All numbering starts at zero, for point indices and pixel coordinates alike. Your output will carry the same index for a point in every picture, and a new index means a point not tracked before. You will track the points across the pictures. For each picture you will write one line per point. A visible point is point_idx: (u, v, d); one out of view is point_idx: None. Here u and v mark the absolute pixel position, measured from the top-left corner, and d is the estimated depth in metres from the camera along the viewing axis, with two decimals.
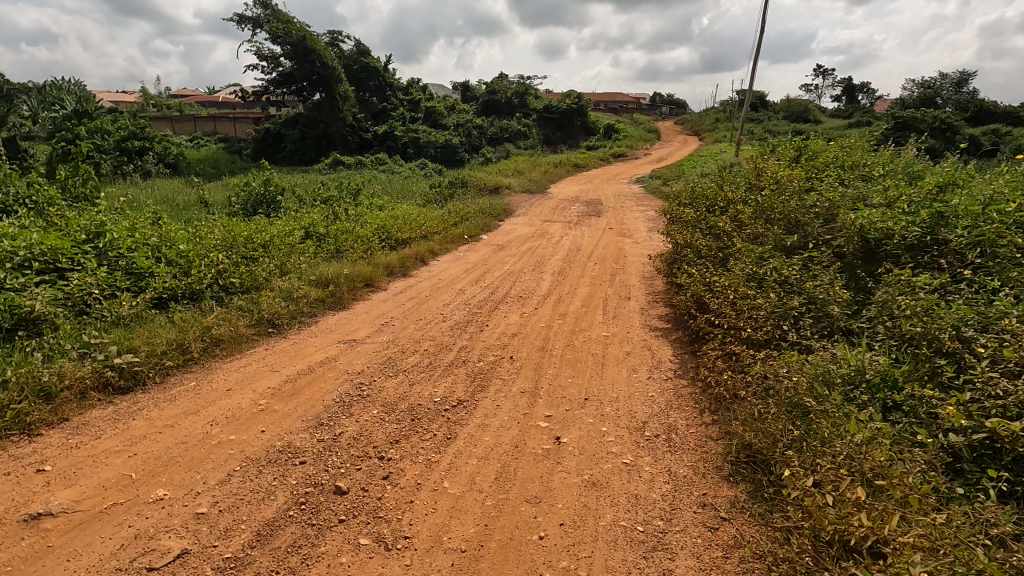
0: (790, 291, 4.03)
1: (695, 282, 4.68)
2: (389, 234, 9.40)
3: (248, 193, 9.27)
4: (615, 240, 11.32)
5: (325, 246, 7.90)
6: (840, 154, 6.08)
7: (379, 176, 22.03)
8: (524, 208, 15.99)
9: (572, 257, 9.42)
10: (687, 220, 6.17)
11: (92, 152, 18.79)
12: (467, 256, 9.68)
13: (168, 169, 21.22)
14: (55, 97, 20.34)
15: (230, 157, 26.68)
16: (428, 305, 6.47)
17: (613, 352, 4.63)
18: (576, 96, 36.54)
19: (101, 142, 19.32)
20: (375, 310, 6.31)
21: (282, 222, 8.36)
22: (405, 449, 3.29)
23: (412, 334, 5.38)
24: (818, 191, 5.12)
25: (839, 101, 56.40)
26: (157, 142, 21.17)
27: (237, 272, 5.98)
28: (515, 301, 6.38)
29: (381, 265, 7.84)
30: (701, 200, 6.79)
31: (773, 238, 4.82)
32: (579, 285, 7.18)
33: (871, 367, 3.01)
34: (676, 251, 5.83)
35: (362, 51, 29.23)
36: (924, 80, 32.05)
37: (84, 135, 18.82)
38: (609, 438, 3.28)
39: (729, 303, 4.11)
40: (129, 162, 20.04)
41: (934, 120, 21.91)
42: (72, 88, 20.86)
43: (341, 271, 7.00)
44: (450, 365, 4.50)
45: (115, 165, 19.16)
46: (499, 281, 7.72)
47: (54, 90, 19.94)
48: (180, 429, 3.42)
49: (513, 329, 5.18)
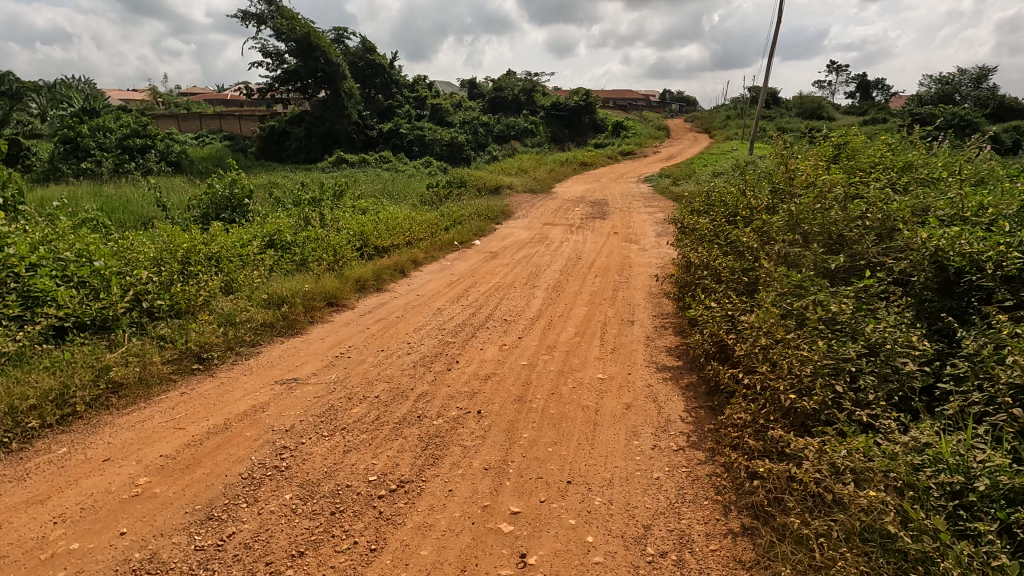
0: (843, 336, 3.06)
1: (714, 317, 3.68)
2: (368, 241, 8.50)
3: (212, 197, 8.35)
4: (619, 246, 10.32)
5: (289, 257, 7.01)
6: (887, 151, 5.06)
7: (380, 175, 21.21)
8: (523, 210, 15.02)
9: (571, 267, 8.45)
10: (702, 232, 5.17)
11: (92, 150, 18.06)
12: (455, 266, 8.75)
13: (170, 168, 20.47)
14: (63, 95, 20.65)
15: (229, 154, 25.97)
16: (396, 331, 5.53)
17: (609, 405, 3.64)
18: (584, 93, 35.52)
19: (102, 139, 18.63)
20: (334, 336, 5.40)
21: (243, 230, 7.43)
22: (309, 569, 2.35)
23: (368, 371, 4.45)
24: (868, 198, 4.11)
25: (852, 98, 54.96)
26: (159, 139, 20.45)
27: (168, 293, 5.08)
28: (498, 326, 5.42)
29: (353, 278, 6.94)
30: (717, 207, 5.78)
31: (814, 259, 3.83)
32: (575, 304, 6.22)
33: (985, 473, 2.02)
34: (689, 270, 4.83)
35: (368, 48, 28.28)
36: (942, 76, 30.71)
37: (86, 133, 18.14)
38: (595, 559, 2.32)
39: (761, 352, 3.12)
40: (131, 160, 19.19)
41: (954, 117, 20.77)
42: (79, 87, 21.18)
43: (299, 287, 6.10)
44: (400, 421, 3.55)
45: (116, 164, 18.40)
46: (484, 298, 6.79)
47: (64, 90, 20.61)
48: (6, 534, 2.52)
49: (488, 368, 4.23)
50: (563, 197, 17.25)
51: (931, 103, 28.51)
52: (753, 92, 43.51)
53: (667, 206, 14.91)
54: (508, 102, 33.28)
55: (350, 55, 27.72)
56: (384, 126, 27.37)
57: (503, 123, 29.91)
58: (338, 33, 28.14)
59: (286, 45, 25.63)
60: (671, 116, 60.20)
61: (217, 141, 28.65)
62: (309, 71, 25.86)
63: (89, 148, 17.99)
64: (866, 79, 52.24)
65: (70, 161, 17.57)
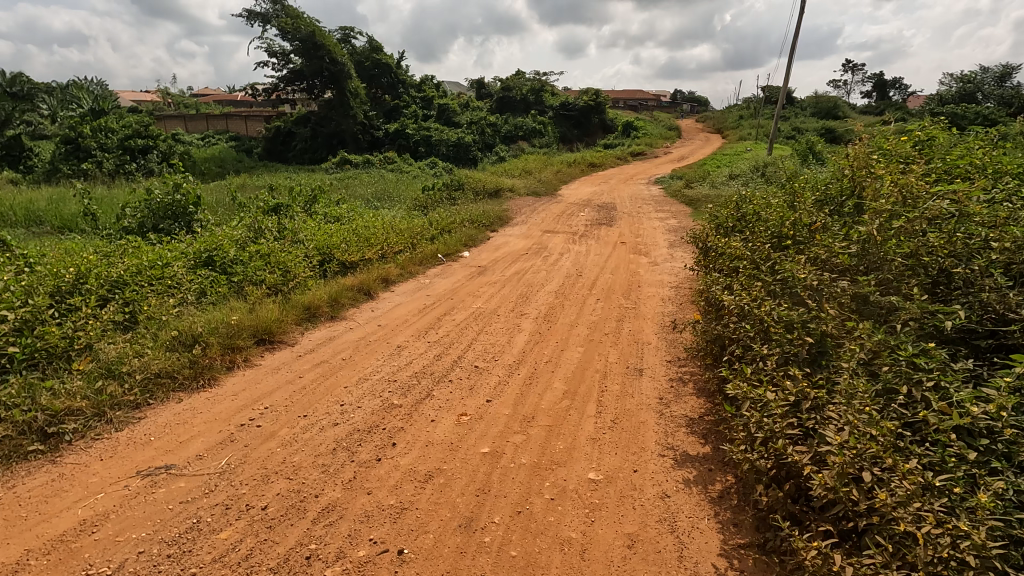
0: (1005, 473, 1.78)
1: (766, 405, 2.39)
2: (332, 255, 7.30)
3: (151, 204, 7.12)
4: (626, 259, 9.01)
5: (228, 281, 5.83)
6: (987, 149, 3.74)
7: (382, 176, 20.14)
8: (523, 215, 13.72)
9: (569, 287, 7.18)
10: (735, 259, 3.86)
11: (93, 151, 17.22)
12: (433, 284, 7.52)
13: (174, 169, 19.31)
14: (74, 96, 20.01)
15: (233, 154, 25.08)
16: (334, 382, 4.26)
17: (602, 540, 2.38)
18: (594, 92, 34.17)
19: (103, 140, 17.65)
20: (253, 389, 4.16)
21: (175, 248, 6.22)
22: None
23: (272, 456, 3.20)
24: (986, 219, 2.82)
25: (868, 98, 53.18)
26: (162, 139, 19.32)
27: (29, 337, 3.91)
28: (465, 377, 4.17)
29: (302, 304, 5.75)
30: (752, 222, 4.47)
31: (917, 313, 2.52)
32: (569, 342, 4.97)
33: None
34: (716, 312, 3.55)
35: (375, 47, 27.09)
36: (963, 74, 28.93)
37: (87, 133, 17.27)
38: None
39: (860, 493, 1.83)
40: (134, 161, 18.09)
41: (979, 117, 19.27)
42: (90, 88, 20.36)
43: (224, 320, 4.88)
44: (280, 566, 2.30)
45: (118, 165, 17.44)
46: (459, 329, 5.55)
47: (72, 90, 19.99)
48: None
49: (433, 458, 2.97)
50: (568, 200, 15.98)
51: (955, 102, 26.76)
52: (767, 91, 41.82)
53: (680, 211, 13.56)
54: (517, 102, 31.98)
55: (357, 55, 26.63)
56: (390, 125, 26.15)
57: (510, 123, 28.76)
58: (344, 33, 26.95)
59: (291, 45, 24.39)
60: (682, 116, 58.70)
61: (220, 142, 27.67)
62: (314, 71, 24.59)
63: (90, 148, 17.14)
64: (883, 78, 50.19)
65: (66, 162, 16.68)
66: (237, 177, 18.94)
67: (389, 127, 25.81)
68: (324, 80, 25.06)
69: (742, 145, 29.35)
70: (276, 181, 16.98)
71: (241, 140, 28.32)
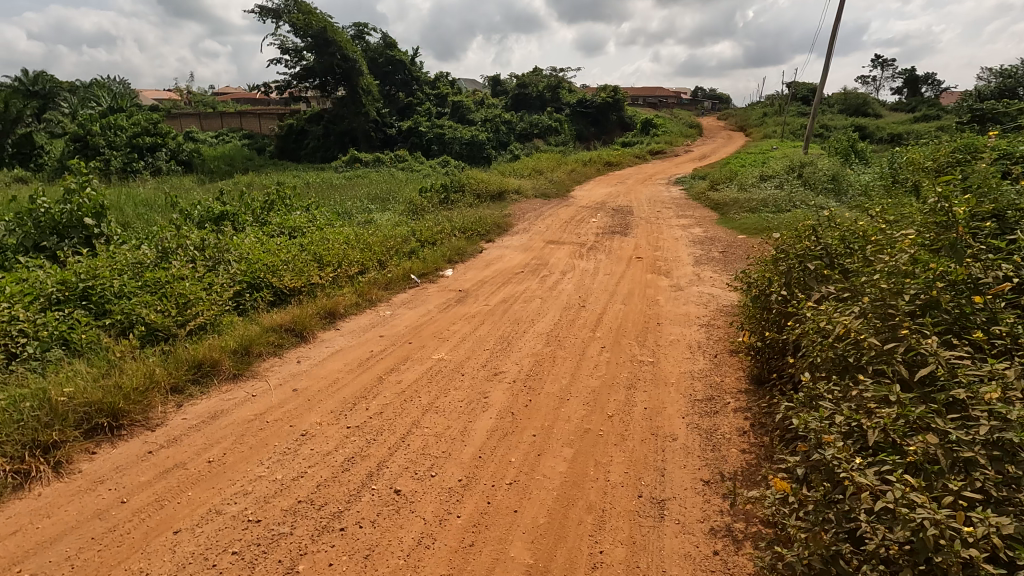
0: None
1: None
2: (269, 281, 5.74)
3: (33, 216, 5.60)
4: (643, 281, 7.30)
5: (95, 329, 4.27)
6: None
7: (395, 175, 18.73)
8: (527, 221, 12.07)
9: (567, 325, 5.51)
10: (849, 340, 2.25)
11: (102, 148, 16.03)
12: (398, 317, 5.94)
13: (182, 167, 18.00)
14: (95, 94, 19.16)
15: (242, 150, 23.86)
16: (164, 520, 2.66)
17: None
18: (612, 89, 32.20)
19: (111, 137, 16.43)
20: (25, 534, 2.56)
21: (36, 277, 4.67)
22: None
23: None
24: None
25: (897, 93, 50.41)
26: (172, 136, 18.01)
27: None
28: (375, 520, 2.55)
29: (193, 360, 4.17)
30: (856, 266, 2.78)
31: None
32: (552, 437, 3.28)
33: None
34: (826, 470, 1.96)
35: (387, 43, 25.69)
36: (1005, 68, 26.54)
37: (94, 131, 16.10)
38: None
39: None
40: (140, 159, 16.80)
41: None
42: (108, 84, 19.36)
43: (46, 393, 3.31)
44: None
45: (125, 163, 16.19)
46: (404, 400, 3.88)
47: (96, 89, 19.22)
48: None
49: None
50: (581, 204, 14.26)
51: (1000, 96, 24.54)
52: (792, 86, 39.56)
53: (705, 216, 11.89)
54: (532, 99, 30.34)
55: (371, 51, 25.16)
56: (402, 122, 24.68)
57: (526, 121, 27.12)
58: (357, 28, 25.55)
59: (304, 41, 23.10)
60: (700, 112, 56.27)
61: (231, 139, 26.41)
62: (325, 68, 23.32)
63: (98, 146, 15.96)
64: (915, 72, 47.56)
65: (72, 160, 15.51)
66: (244, 176, 17.56)
67: (402, 125, 24.37)
68: (337, 77, 23.72)
69: (767, 144, 27.31)
70: (280, 182, 15.45)
71: (256, 138, 27.06)
